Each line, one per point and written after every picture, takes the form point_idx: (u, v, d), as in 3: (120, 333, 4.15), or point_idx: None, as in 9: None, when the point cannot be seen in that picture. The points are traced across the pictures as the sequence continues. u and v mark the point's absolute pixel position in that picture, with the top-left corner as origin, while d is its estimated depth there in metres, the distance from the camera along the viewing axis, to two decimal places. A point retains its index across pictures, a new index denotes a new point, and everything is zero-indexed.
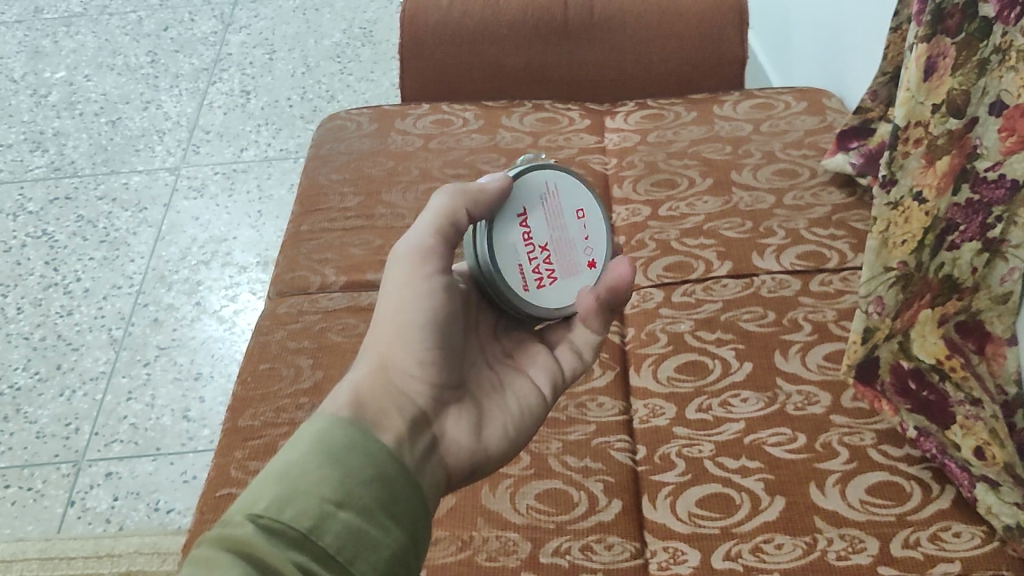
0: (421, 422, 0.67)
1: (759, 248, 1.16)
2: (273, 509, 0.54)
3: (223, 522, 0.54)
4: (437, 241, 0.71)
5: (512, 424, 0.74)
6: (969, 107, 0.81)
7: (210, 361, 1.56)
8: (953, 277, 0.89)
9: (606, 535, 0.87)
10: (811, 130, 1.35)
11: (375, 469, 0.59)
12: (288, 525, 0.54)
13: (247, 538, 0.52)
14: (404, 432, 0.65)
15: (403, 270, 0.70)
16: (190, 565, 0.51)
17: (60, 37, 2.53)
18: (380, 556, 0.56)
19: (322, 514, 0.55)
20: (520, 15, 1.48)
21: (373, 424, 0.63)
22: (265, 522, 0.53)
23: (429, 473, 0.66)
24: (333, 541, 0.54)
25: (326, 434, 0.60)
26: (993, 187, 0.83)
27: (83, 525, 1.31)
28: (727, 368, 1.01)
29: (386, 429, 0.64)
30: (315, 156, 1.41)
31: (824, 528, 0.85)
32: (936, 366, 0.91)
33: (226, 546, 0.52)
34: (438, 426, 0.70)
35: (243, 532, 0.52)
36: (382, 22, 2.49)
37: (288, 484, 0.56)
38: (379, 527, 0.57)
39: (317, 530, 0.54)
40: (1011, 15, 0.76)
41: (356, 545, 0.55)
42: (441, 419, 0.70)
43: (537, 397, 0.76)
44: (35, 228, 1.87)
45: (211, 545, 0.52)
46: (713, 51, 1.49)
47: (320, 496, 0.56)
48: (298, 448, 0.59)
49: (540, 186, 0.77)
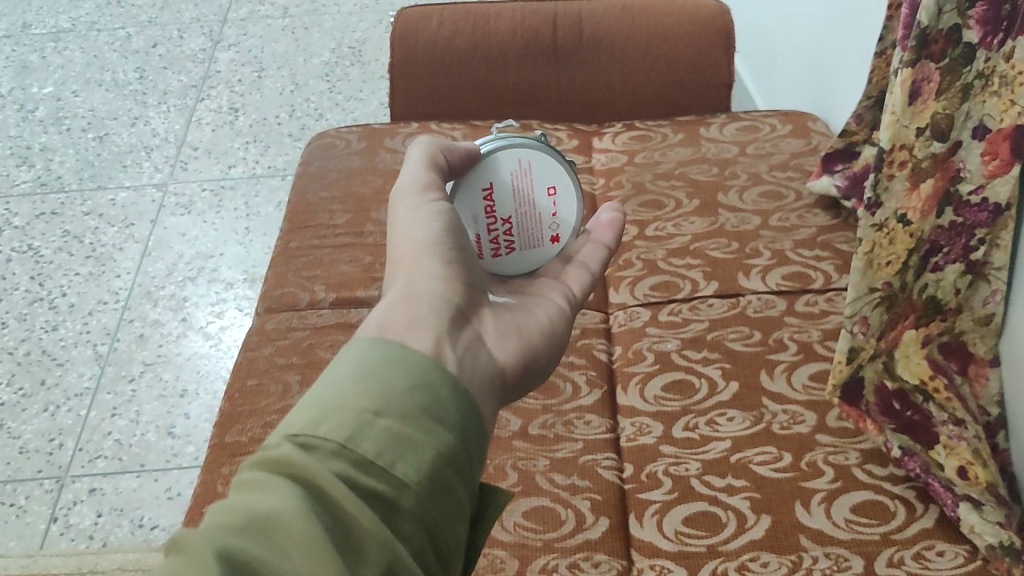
0: (462, 323, 0.65)
1: (745, 268, 1.17)
2: (309, 427, 0.48)
3: (263, 447, 0.49)
4: (421, 181, 0.76)
5: (543, 332, 0.74)
6: (952, 130, 0.83)
7: (196, 377, 1.55)
8: (937, 299, 0.91)
9: (593, 552, 0.87)
10: (797, 153, 1.37)
11: (414, 375, 0.53)
12: (324, 438, 0.48)
13: (283, 460, 0.47)
14: (450, 328, 0.62)
15: (405, 206, 0.74)
16: (230, 496, 0.46)
17: (49, 52, 2.53)
18: (423, 457, 0.49)
19: (359, 424, 0.49)
20: (510, 35, 1.49)
21: (419, 321, 0.61)
22: (303, 439, 0.48)
23: (481, 368, 0.62)
24: (373, 449, 0.48)
25: (366, 349, 0.54)
26: (976, 210, 0.84)
27: (66, 541, 1.31)
28: (713, 387, 1.02)
29: (436, 324, 0.61)
30: (304, 173, 1.42)
31: (809, 546, 0.86)
32: (920, 387, 0.92)
33: (267, 472, 0.47)
34: (477, 331, 0.66)
35: (277, 454, 0.47)
36: (371, 42, 2.50)
37: (323, 403, 0.50)
38: (423, 431, 0.50)
39: (355, 440, 0.48)
40: (994, 40, 0.79)
41: (398, 451, 0.49)
42: (478, 326, 0.67)
43: (554, 332, 0.76)
44: (20, 243, 1.87)
45: (253, 473, 0.47)
46: (700, 75, 1.50)
47: (355, 407, 0.49)
48: (327, 374, 0.53)
49: (514, 161, 0.91)
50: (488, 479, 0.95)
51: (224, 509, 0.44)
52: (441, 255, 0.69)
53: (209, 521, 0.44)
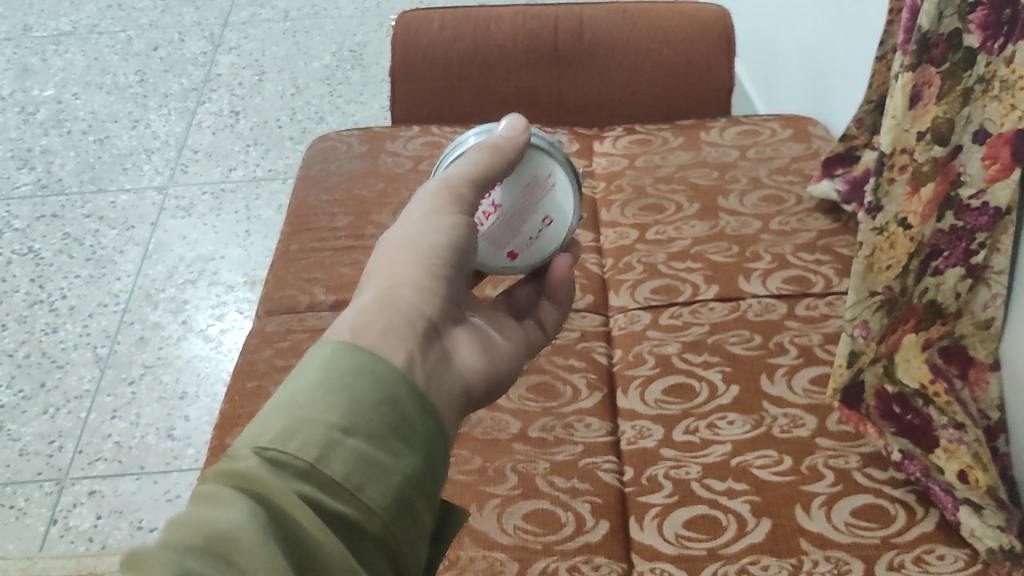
0: (434, 336, 0.63)
1: (746, 272, 1.18)
2: (280, 439, 0.48)
3: (228, 455, 0.49)
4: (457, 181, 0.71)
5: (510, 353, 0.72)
6: (953, 134, 0.84)
7: (196, 380, 1.55)
8: (937, 303, 0.91)
9: (593, 555, 0.87)
10: (797, 157, 1.37)
11: (383, 391, 0.52)
12: (294, 456, 0.47)
13: (250, 473, 0.46)
14: (420, 345, 0.60)
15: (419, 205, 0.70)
16: (189, 507, 0.46)
17: (49, 55, 2.54)
18: (391, 481, 0.49)
19: (329, 442, 0.48)
20: (511, 39, 1.49)
21: (392, 335, 0.58)
22: (271, 454, 0.48)
23: (443, 389, 0.60)
24: (341, 470, 0.48)
25: (335, 358, 0.53)
26: (977, 213, 0.85)
27: (66, 543, 1.30)
28: (714, 391, 1.02)
29: (409, 339, 0.59)
30: (305, 176, 1.42)
31: (810, 549, 0.86)
32: (920, 391, 0.92)
33: (231, 485, 0.46)
34: (447, 346, 0.64)
35: (243, 467, 0.47)
36: (372, 45, 2.50)
37: (291, 414, 0.49)
38: (390, 451, 0.50)
39: (325, 458, 0.48)
40: (995, 45, 0.80)
41: (364, 472, 0.48)
42: (449, 341, 0.65)
43: (517, 356, 0.74)
44: (21, 245, 1.87)
45: (217, 481, 0.47)
46: (701, 79, 1.50)
47: (326, 423, 0.49)
48: (298, 376, 0.52)
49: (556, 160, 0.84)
50: (488, 482, 0.94)
51: (182, 523, 0.44)
52: (439, 256, 0.67)
53: (167, 537, 0.43)
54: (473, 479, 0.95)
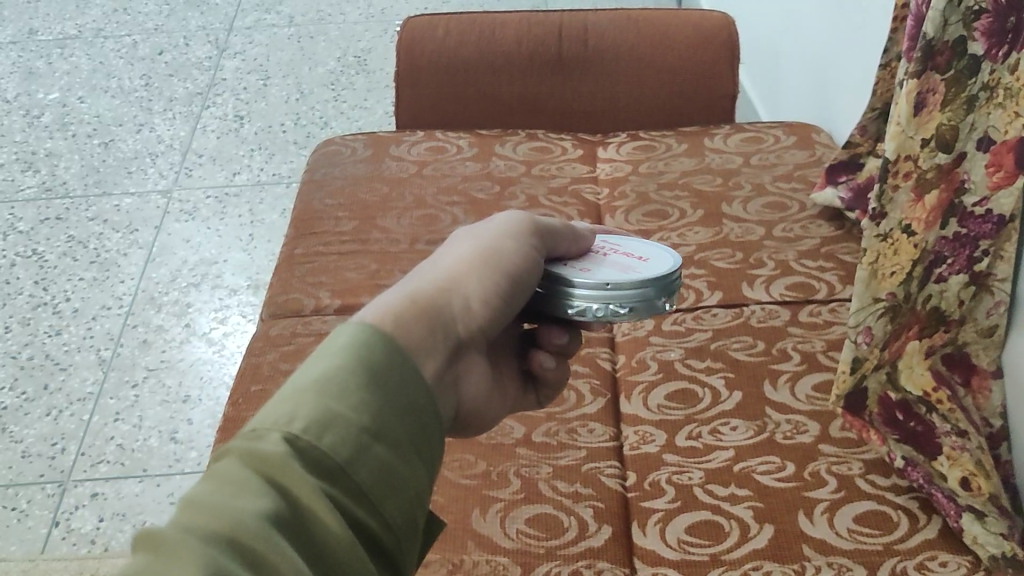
0: (451, 355, 0.63)
1: (749, 278, 1.18)
2: (311, 432, 0.48)
3: (250, 431, 0.48)
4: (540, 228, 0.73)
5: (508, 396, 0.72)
6: (957, 142, 0.84)
7: (199, 383, 1.55)
8: (940, 310, 0.91)
9: (596, 560, 0.87)
10: (801, 164, 1.37)
11: (410, 401, 0.52)
12: (325, 454, 0.48)
13: (278, 461, 0.46)
14: (436, 365, 0.60)
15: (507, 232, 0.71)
16: (211, 487, 0.45)
17: (55, 59, 2.54)
18: (406, 494, 0.50)
19: (359, 446, 0.49)
20: (516, 45, 1.49)
21: (421, 346, 0.59)
22: (302, 446, 0.47)
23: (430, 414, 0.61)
24: (365, 477, 0.48)
25: (369, 348, 0.53)
26: (980, 221, 0.85)
27: (68, 546, 1.30)
28: (717, 397, 1.02)
29: (430, 354, 0.59)
30: (310, 180, 1.42)
31: (812, 555, 0.86)
32: (922, 399, 0.92)
33: (258, 470, 0.46)
34: (458, 367, 0.65)
35: (271, 452, 0.46)
36: (377, 51, 2.51)
37: (322, 404, 0.49)
38: (407, 466, 0.51)
39: (352, 462, 0.48)
40: (999, 53, 0.81)
41: (385, 484, 0.49)
42: (463, 363, 0.65)
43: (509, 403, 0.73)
44: (25, 248, 1.87)
45: (240, 460, 0.46)
46: (705, 86, 1.51)
47: (357, 425, 0.49)
48: (328, 360, 0.52)
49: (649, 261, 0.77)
50: (491, 486, 0.94)
51: (210, 511, 0.43)
52: (503, 287, 0.68)
53: (191, 522, 0.42)
54: (476, 483, 0.95)
